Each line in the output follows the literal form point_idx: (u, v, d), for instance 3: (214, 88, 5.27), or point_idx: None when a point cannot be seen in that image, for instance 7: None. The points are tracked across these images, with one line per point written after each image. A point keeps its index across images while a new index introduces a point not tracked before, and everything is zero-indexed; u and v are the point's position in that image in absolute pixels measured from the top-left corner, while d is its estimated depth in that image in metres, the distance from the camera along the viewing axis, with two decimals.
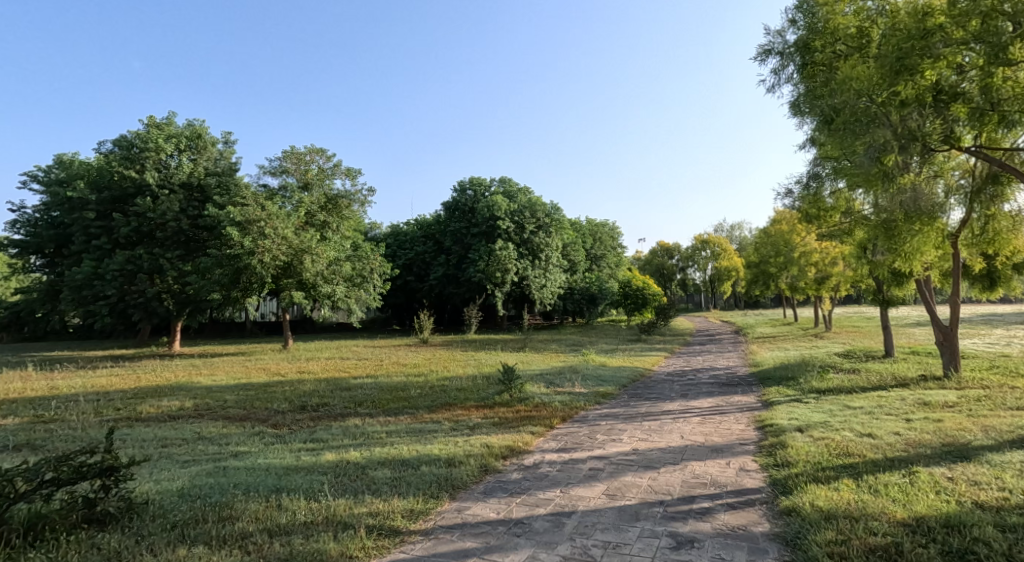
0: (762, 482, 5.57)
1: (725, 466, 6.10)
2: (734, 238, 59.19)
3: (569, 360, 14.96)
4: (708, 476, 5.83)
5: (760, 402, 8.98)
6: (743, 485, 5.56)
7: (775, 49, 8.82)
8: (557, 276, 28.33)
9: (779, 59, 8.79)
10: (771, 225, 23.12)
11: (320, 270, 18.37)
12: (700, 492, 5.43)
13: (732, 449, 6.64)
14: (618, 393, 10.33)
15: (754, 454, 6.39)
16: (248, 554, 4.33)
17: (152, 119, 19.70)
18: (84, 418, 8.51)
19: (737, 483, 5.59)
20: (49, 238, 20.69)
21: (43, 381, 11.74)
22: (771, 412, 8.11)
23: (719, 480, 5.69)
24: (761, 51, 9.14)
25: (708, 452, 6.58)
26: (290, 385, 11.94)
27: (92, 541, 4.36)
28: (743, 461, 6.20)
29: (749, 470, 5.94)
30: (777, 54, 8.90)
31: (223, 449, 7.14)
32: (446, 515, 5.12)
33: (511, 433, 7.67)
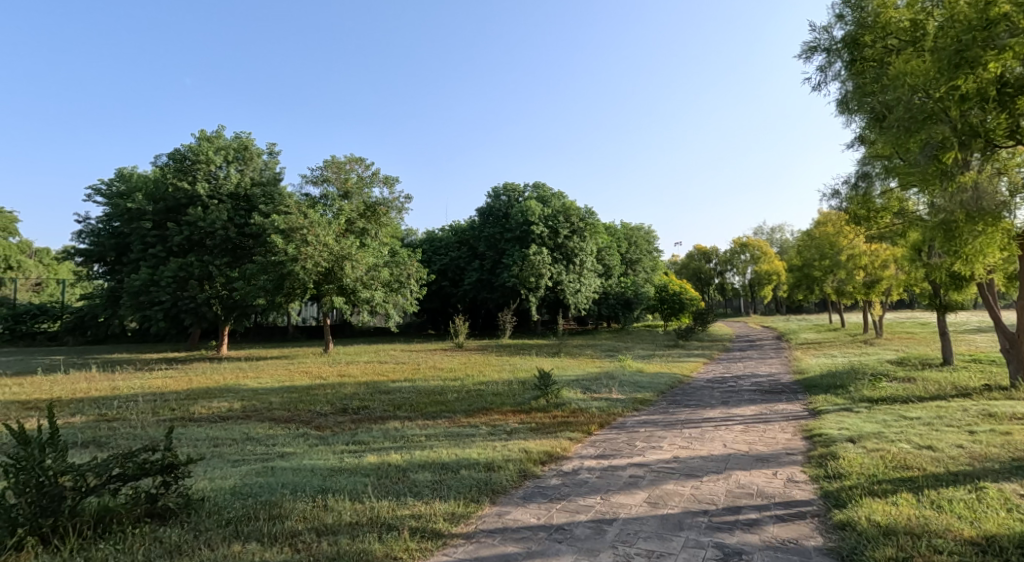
0: (813, 494, 5.40)
1: (772, 476, 5.93)
2: (775, 241, 57.89)
3: (604, 365, 14.86)
4: (754, 486, 5.68)
5: (808, 411, 8.73)
6: (792, 496, 5.40)
7: (821, 46, 8.64)
8: (592, 281, 28.12)
9: (825, 56, 8.61)
10: (816, 227, 22.52)
11: (359, 276, 18.59)
12: (746, 503, 5.30)
13: (779, 459, 6.47)
14: (656, 400, 10.19)
15: (803, 465, 6.21)
16: (298, 552, 4.40)
17: (202, 133, 20.37)
18: (143, 417, 8.84)
19: (787, 495, 5.43)
20: (110, 247, 21.54)
21: (106, 381, 12.34)
22: (820, 421, 7.87)
23: (766, 491, 5.55)
24: (807, 48, 8.92)
25: (753, 462, 6.42)
26: (332, 388, 12.18)
27: (155, 535, 4.50)
28: (790, 472, 6.03)
29: (797, 481, 5.78)
30: (823, 51, 8.71)
31: (272, 449, 7.32)
32: (487, 519, 5.12)
33: (549, 438, 7.65)
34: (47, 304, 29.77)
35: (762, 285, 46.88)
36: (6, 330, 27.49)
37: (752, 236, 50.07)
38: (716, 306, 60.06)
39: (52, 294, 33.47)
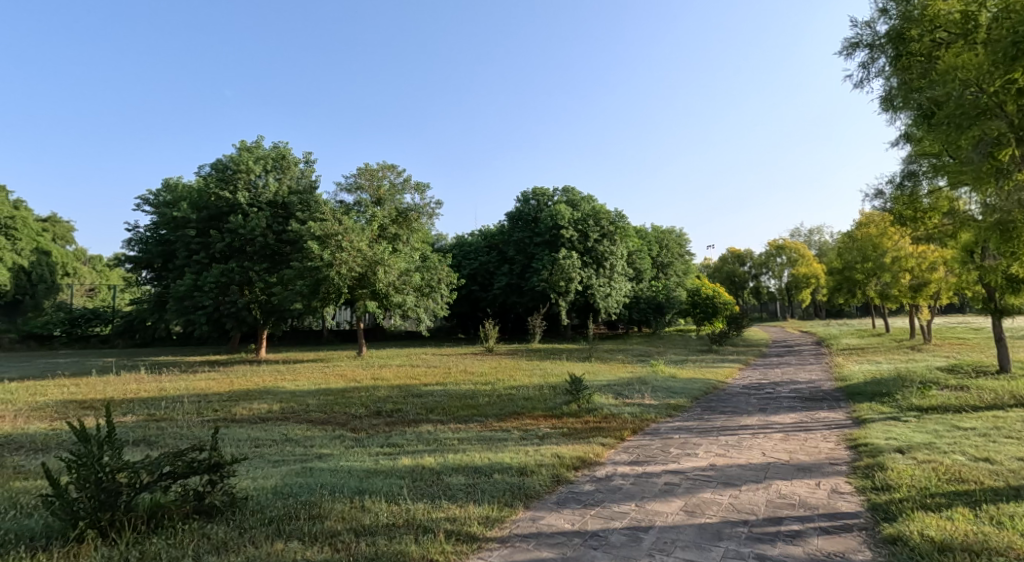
0: (860, 507, 5.23)
1: (815, 487, 5.77)
2: (813, 243, 56.48)
3: (636, 370, 14.71)
4: (796, 497, 5.54)
5: (852, 419, 8.48)
6: (838, 508, 5.24)
7: (864, 42, 8.47)
8: (623, 285, 27.85)
9: (869, 52, 8.43)
10: (857, 227, 21.91)
11: (392, 281, 18.76)
12: (788, 514, 5.16)
13: (822, 469, 6.30)
14: (691, 406, 10.02)
15: (847, 476, 6.03)
16: (337, 551, 4.45)
17: (242, 143, 20.91)
18: (189, 417, 9.11)
19: (831, 506, 5.27)
20: (156, 254, 22.18)
21: (153, 382, 12.78)
22: (865, 430, 7.64)
23: (809, 502, 5.40)
24: (847, 45, 8.72)
25: (794, 471, 6.26)
26: (366, 391, 12.33)
27: (203, 531, 4.60)
28: (835, 483, 5.85)
29: (842, 492, 5.61)
30: (866, 47, 8.54)
31: (309, 450, 7.43)
32: (521, 524, 5.10)
33: (582, 443, 7.59)
34: (101, 309, 30.89)
35: (801, 288, 45.80)
36: (61, 333, 28.57)
37: (788, 238, 48.92)
38: (751, 310, 58.88)
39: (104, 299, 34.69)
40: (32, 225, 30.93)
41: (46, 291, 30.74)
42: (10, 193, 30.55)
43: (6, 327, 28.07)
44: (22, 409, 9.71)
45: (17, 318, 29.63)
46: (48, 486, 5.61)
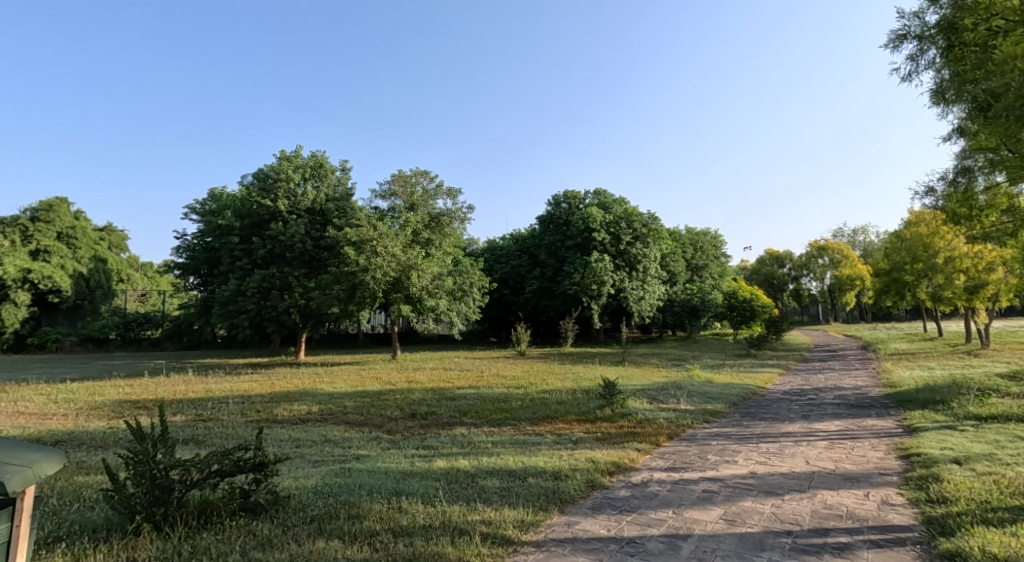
0: (914, 520, 5.07)
1: (865, 498, 5.61)
2: (858, 244, 54.88)
3: (671, 374, 14.54)
4: (843, 508, 5.40)
5: (903, 428, 8.21)
6: (889, 521, 5.09)
7: (912, 33, 8.23)
8: (656, 288, 27.55)
9: (918, 43, 8.17)
10: (906, 227, 21.24)
11: (425, 285, 18.93)
12: (836, 525, 5.03)
13: (870, 479, 6.13)
14: (728, 412, 9.86)
15: (899, 487, 5.85)
16: (376, 551, 4.52)
17: (282, 152, 21.41)
18: (233, 418, 9.38)
19: (882, 519, 5.12)
20: (203, 261, 22.88)
21: (199, 383, 13.16)
22: (918, 440, 7.39)
23: (858, 514, 5.26)
24: (894, 37, 8.49)
25: (841, 481, 6.10)
26: (401, 394, 12.46)
27: (249, 528, 4.73)
28: (885, 494, 5.69)
29: (893, 504, 5.44)
30: (914, 39, 8.29)
31: (347, 452, 7.56)
32: (556, 529, 5.10)
33: (616, 448, 7.55)
34: (152, 313, 31.97)
35: (844, 290, 44.48)
36: (116, 336, 29.76)
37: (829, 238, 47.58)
38: (792, 314, 57.41)
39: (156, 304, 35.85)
40: (91, 234, 32.25)
41: (103, 296, 31.90)
42: (73, 203, 31.92)
43: (68, 330, 29.45)
44: (81, 408, 10.13)
45: (77, 322, 30.73)
46: (107, 481, 5.87)
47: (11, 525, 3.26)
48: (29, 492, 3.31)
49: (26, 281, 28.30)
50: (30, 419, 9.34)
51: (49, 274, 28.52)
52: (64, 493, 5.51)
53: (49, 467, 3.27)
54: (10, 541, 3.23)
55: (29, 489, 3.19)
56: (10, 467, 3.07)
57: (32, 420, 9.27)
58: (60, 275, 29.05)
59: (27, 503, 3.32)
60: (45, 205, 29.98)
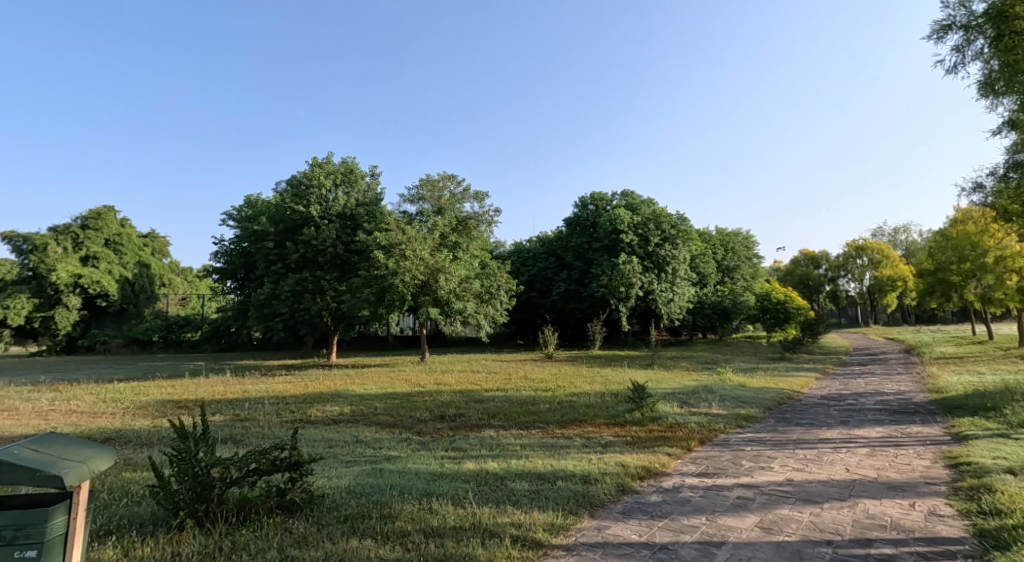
0: (963, 532, 4.91)
1: (910, 508, 5.46)
2: (899, 243, 53.34)
3: (702, 378, 14.35)
4: (887, 518, 5.26)
5: (951, 435, 7.96)
6: (937, 532, 4.94)
7: (958, 23, 7.99)
8: (686, 290, 27.20)
9: (964, 33, 7.93)
10: (953, 225, 20.55)
11: (453, 287, 19.01)
12: (879, 536, 4.91)
13: (916, 489, 5.96)
14: (763, 416, 9.69)
15: (948, 497, 5.67)
16: (408, 551, 4.56)
17: (314, 159, 21.83)
18: (269, 417, 9.58)
19: (930, 530, 4.98)
20: (239, 265, 23.40)
21: (237, 384, 13.43)
22: (968, 448, 7.16)
23: (903, 524, 5.12)
24: (938, 27, 8.26)
25: (884, 490, 5.95)
26: (430, 395, 12.55)
27: (285, 526, 4.82)
28: (933, 504, 5.52)
29: (942, 515, 5.28)
30: (960, 28, 8.05)
31: (378, 452, 7.64)
32: (586, 533, 5.08)
33: (646, 452, 7.48)
34: (192, 316, 32.62)
35: (885, 292, 43.14)
36: (159, 338, 30.69)
37: (868, 238, 46.29)
38: (829, 316, 56.04)
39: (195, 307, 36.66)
40: (136, 240, 33.26)
41: (147, 300, 32.47)
42: (118, 211, 33.02)
43: (114, 332, 30.42)
44: (127, 408, 10.45)
45: (123, 325, 31.44)
46: (152, 478, 6.05)
47: (68, 517, 3.42)
48: (85, 486, 3.49)
49: (77, 286, 29.50)
50: (80, 417, 9.67)
51: (99, 279, 29.72)
52: (113, 489, 5.70)
53: (101, 462, 3.49)
54: (68, 532, 3.40)
55: (84, 482, 3.40)
56: (68, 461, 3.29)
57: (82, 418, 9.61)
58: (108, 280, 30.17)
59: (82, 497, 3.49)
60: (94, 213, 31.09)
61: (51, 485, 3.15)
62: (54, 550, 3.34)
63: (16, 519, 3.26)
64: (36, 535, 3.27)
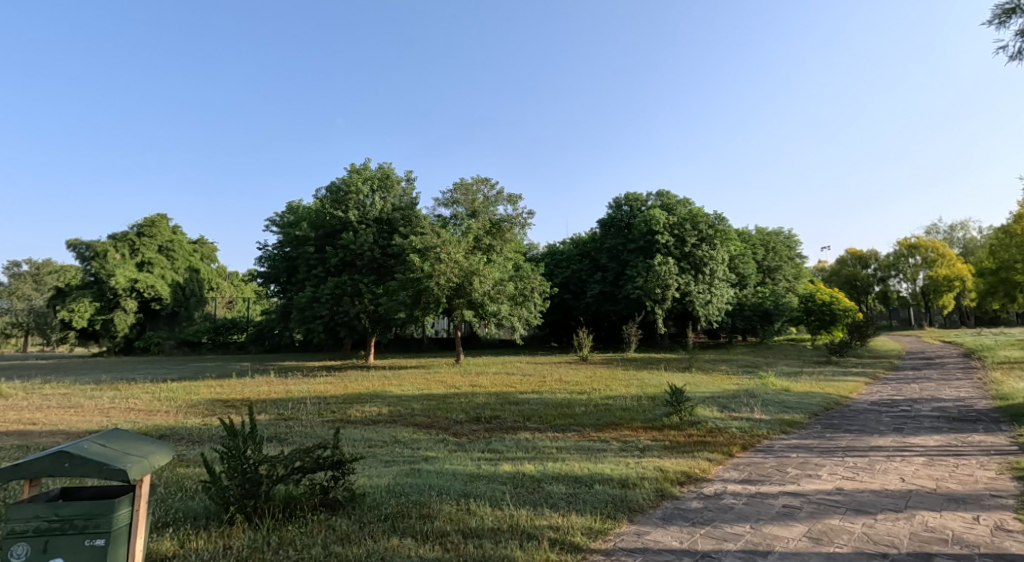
0: None
1: (974, 522, 5.23)
2: (956, 241, 51.27)
3: (743, 382, 14.06)
4: (948, 531, 5.05)
5: (1016, 446, 7.60)
6: (1003, 548, 4.73)
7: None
8: (724, 291, 26.65)
9: None
10: (1016, 222, 19.60)
11: (487, 290, 19.05)
12: (939, 550, 4.72)
13: (979, 501, 5.71)
14: (808, 422, 9.43)
15: (1014, 512, 5.42)
16: (447, 551, 4.58)
17: (352, 165, 22.23)
18: (311, 417, 9.77)
19: (996, 546, 4.76)
20: (282, 269, 23.98)
21: (280, 385, 13.75)
22: None
23: (966, 539, 4.90)
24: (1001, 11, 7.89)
25: (945, 502, 5.71)
26: (466, 397, 12.59)
27: (329, 523, 4.90)
28: (998, 519, 5.28)
29: (1009, 531, 5.04)
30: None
31: (416, 452, 7.73)
32: (625, 538, 5.02)
33: (685, 457, 7.37)
34: (238, 318, 33.57)
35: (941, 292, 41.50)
36: (208, 340, 31.70)
37: (922, 236, 44.64)
38: (879, 318, 54.16)
39: (241, 310, 37.71)
40: (187, 246, 34.41)
41: (197, 303, 33.45)
42: (171, 218, 34.18)
43: (168, 334, 31.60)
44: (180, 406, 10.81)
45: (175, 327, 32.53)
46: (205, 473, 6.24)
47: (131, 509, 3.56)
48: (146, 480, 3.66)
49: (133, 290, 30.71)
50: (138, 414, 10.05)
51: (153, 283, 30.86)
52: (169, 483, 5.90)
53: (160, 457, 3.66)
54: (131, 524, 3.54)
55: (146, 477, 3.56)
56: (131, 456, 3.44)
57: (139, 415, 9.99)
58: (162, 284, 31.24)
59: (143, 490, 3.65)
60: (147, 221, 32.50)
61: (117, 478, 3.29)
62: (120, 540, 3.46)
63: (85, 510, 3.38)
64: (103, 525, 3.39)
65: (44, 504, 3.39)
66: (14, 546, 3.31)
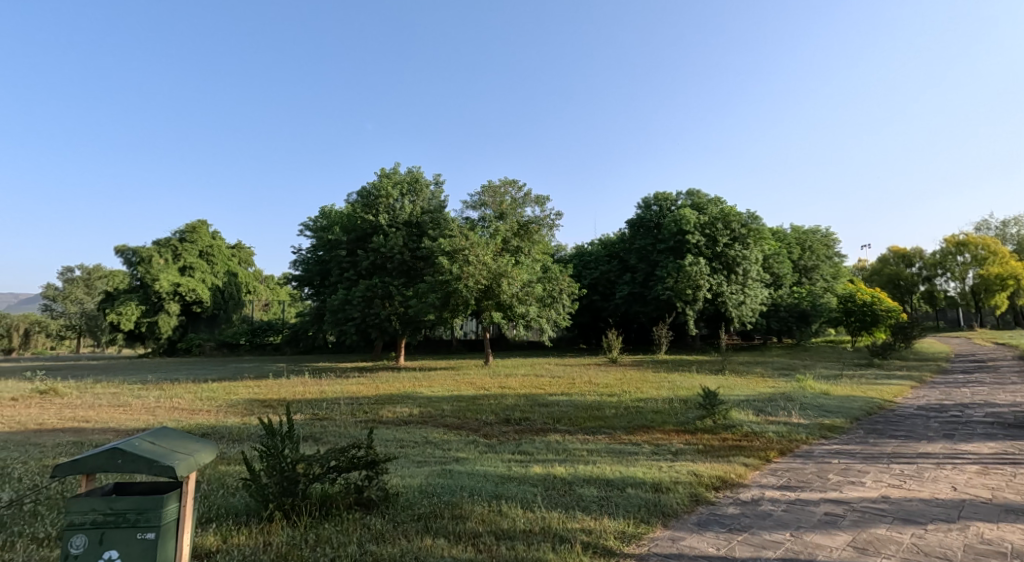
0: None
1: None
2: (1009, 238, 49.33)
3: (779, 385, 13.73)
4: (1004, 544, 4.82)
5: None
6: None
7: None
8: (758, 292, 26.09)
9: None
10: None
11: (516, 292, 18.95)
12: None
13: None
14: (849, 427, 9.14)
15: None
16: (480, 552, 4.54)
17: (382, 170, 22.51)
18: (345, 417, 9.85)
19: None
20: (315, 273, 24.30)
21: (315, 385, 13.93)
22: None
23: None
24: None
25: (999, 513, 5.45)
26: (496, 399, 12.55)
27: (363, 521, 4.91)
28: None
29: None
30: None
31: (448, 453, 7.72)
32: (660, 543, 4.91)
33: (720, 462, 7.20)
34: (274, 320, 34.22)
35: (992, 292, 39.89)
36: (245, 341, 32.39)
37: (972, 233, 43.02)
38: (926, 318, 52.41)
39: (277, 312, 38.45)
40: (226, 251, 35.19)
41: (235, 306, 34.28)
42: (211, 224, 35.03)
43: (208, 335, 32.46)
44: (221, 405, 11.03)
45: (215, 329, 33.37)
46: (246, 471, 6.34)
47: (179, 505, 3.61)
48: (194, 476, 3.71)
49: (176, 294, 31.56)
50: (180, 414, 10.27)
51: (194, 287, 31.68)
52: (211, 480, 6.00)
53: (205, 455, 3.71)
54: (179, 518, 3.59)
55: (192, 474, 3.61)
56: (178, 454, 3.49)
57: (181, 414, 10.22)
58: (203, 288, 32.10)
59: (191, 487, 3.71)
60: (189, 227, 33.32)
61: (165, 475, 3.34)
62: (169, 534, 3.52)
63: (137, 504, 3.44)
64: (154, 518, 3.45)
65: (100, 497, 3.46)
66: (72, 538, 3.38)
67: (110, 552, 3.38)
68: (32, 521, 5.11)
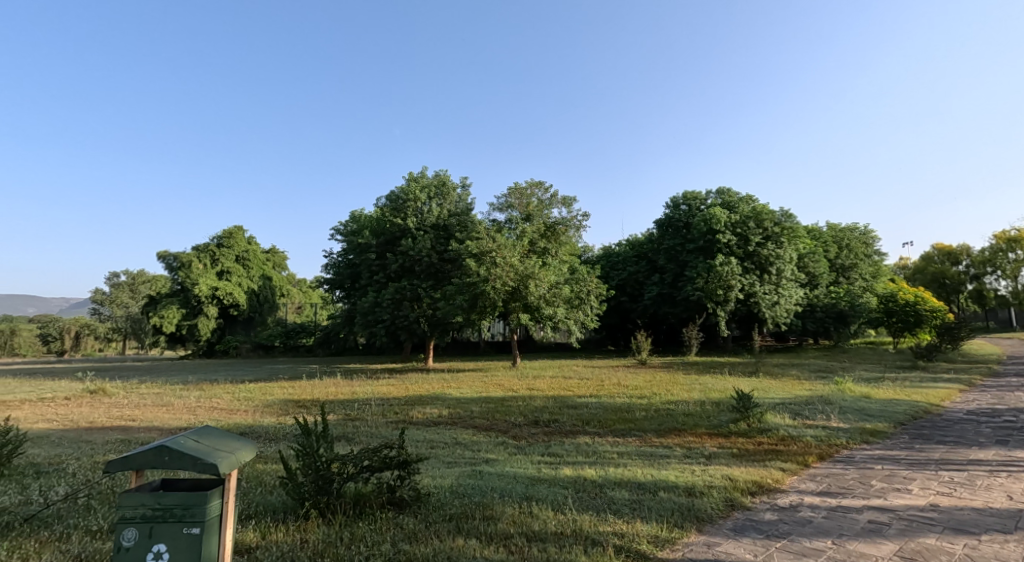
0: None
1: None
2: None
3: (816, 387, 13.35)
4: None
5: None
6: None
7: None
8: (792, 292, 25.51)
9: None
10: None
11: (543, 293, 18.81)
12: None
13: None
14: (892, 432, 8.82)
15: None
16: (511, 554, 4.47)
17: (410, 174, 22.73)
18: (376, 418, 9.90)
19: None
20: (346, 276, 24.57)
21: (347, 386, 14.06)
22: None
23: None
24: None
25: None
26: (525, 400, 12.48)
27: (396, 521, 4.88)
28: None
29: None
30: None
31: (477, 455, 7.67)
32: (694, 548, 4.78)
33: (756, 466, 7.00)
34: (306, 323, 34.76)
35: None
36: (280, 343, 32.95)
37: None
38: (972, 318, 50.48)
39: (309, 315, 39.06)
40: (261, 255, 35.86)
41: (270, 309, 34.94)
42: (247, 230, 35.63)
43: (244, 337, 33.20)
44: (257, 405, 11.20)
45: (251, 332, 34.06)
46: (281, 470, 6.39)
47: (223, 501, 3.63)
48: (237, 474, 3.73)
49: (215, 298, 32.25)
50: (218, 414, 10.45)
51: (232, 291, 32.37)
52: (249, 478, 6.06)
53: (247, 453, 3.72)
54: (222, 514, 3.61)
55: (234, 472, 3.62)
56: (221, 452, 3.50)
57: (219, 414, 10.41)
58: (240, 292, 32.79)
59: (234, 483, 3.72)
60: (226, 232, 34.01)
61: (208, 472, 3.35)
62: (213, 529, 3.53)
63: (183, 499, 3.46)
64: (199, 514, 3.47)
65: (149, 492, 3.50)
66: (124, 531, 3.42)
67: (158, 545, 3.41)
68: (86, 514, 5.22)
